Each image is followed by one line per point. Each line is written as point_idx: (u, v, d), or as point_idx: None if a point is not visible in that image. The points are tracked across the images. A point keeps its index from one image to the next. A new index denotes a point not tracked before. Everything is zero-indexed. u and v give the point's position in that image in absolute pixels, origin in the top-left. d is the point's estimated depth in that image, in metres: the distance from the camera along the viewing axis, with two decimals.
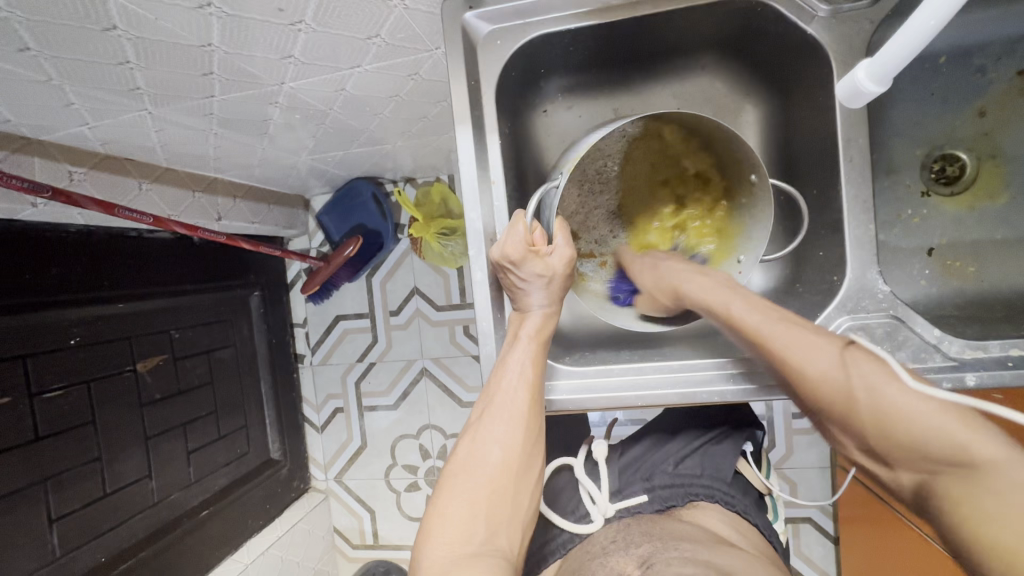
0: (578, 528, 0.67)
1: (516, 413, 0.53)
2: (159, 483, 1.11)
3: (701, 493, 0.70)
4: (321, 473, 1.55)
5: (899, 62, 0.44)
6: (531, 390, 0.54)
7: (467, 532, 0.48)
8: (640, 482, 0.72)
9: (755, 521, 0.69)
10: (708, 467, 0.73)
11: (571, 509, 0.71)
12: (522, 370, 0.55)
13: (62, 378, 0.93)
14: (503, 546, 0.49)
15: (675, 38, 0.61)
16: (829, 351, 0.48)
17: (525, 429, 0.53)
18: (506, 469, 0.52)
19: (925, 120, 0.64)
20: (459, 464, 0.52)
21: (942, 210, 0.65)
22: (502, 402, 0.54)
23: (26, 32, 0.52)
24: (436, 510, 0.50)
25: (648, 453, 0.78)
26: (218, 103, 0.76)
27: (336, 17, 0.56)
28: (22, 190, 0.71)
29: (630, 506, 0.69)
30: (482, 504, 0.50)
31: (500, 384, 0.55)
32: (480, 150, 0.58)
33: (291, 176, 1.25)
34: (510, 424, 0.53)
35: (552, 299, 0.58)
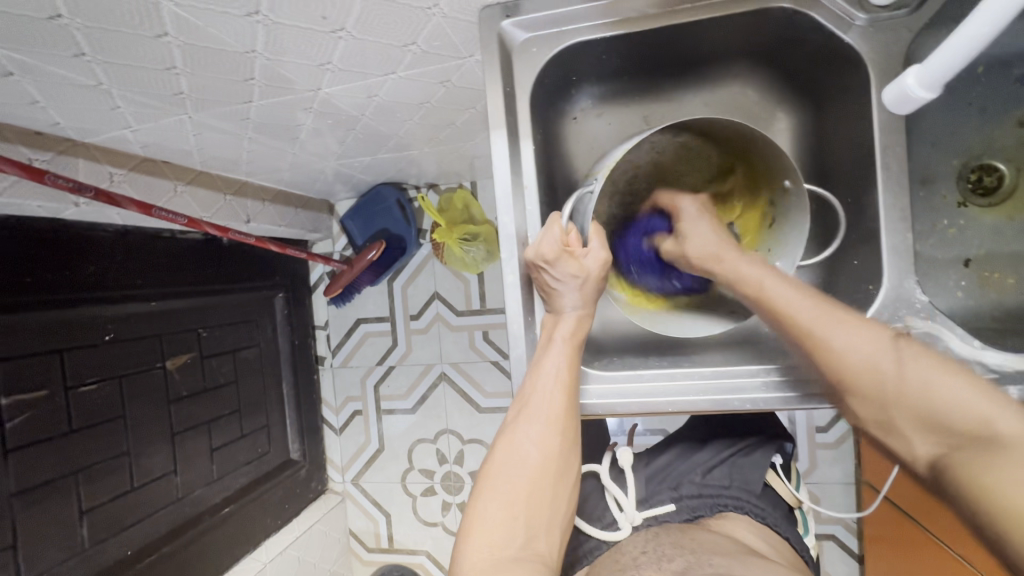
0: (603, 536, 0.67)
1: (553, 415, 0.54)
2: (184, 479, 1.13)
3: (729, 504, 0.70)
4: (338, 475, 1.56)
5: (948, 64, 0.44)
6: (567, 393, 0.55)
7: (508, 536, 0.49)
8: (668, 492, 0.72)
9: (785, 533, 0.69)
10: (737, 479, 0.72)
11: (597, 515, 0.71)
12: (557, 373, 0.55)
13: (95, 373, 0.95)
14: (541, 548, 0.50)
15: (708, 48, 0.61)
16: (876, 335, 0.50)
17: (561, 433, 0.54)
18: (543, 470, 0.52)
19: (961, 130, 0.63)
20: (496, 467, 0.53)
21: (979, 220, 0.64)
22: (538, 405, 0.54)
23: (83, 38, 0.54)
24: (475, 511, 0.51)
25: (674, 463, 0.77)
26: (254, 108, 0.78)
27: (375, 26, 0.57)
28: (68, 190, 0.73)
29: (657, 515, 0.70)
30: (521, 508, 0.51)
31: (535, 386, 0.55)
32: (513, 154, 0.59)
33: (318, 180, 1.27)
34: (546, 427, 0.53)
35: (586, 301, 0.58)
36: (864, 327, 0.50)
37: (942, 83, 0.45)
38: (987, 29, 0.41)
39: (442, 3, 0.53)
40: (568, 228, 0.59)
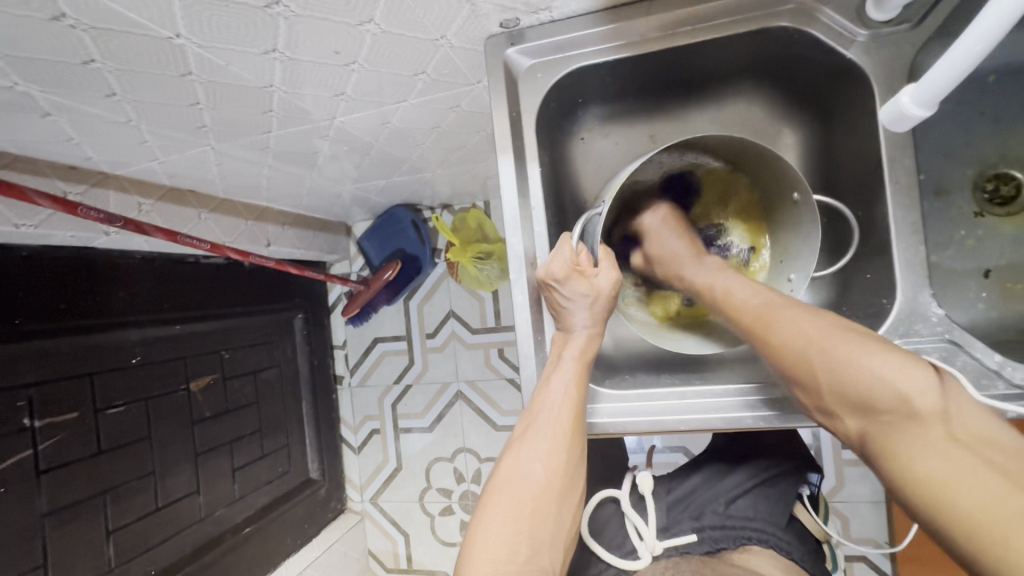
0: (623, 564, 0.67)
1: (560, 432, 0.54)
2: (206, 499, 1.15)
3: (753, 537, 0.68)
4: (357, 495, 1.57)
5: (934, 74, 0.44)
6: (574, 409, 0.55)
7: (512, 551, 0.49)
8: (689, 521, 0.71)
9: (810, 568, 0.67)
10: (761, 510, 0.71)
11: (617, 544, 0.71)
12: (566, 390, 0.55)
13: (123, 396, 0.99)
14: (545, 563, 0.50)
15: (711, 68, 0.62)
16: (926, 376, 0.44)
17: (568, 449, 0.54)
18: (549, 486, 0.53)
19: (973, 139, 0.63)
20: (503, 480, 0.54)
21: (998, 230, 0.62)
22: (545, 422, 0.54)
23: (114, 79, 0.58)
24: (480, 524, 0.52)
25: (697, 490, 0.76)
26: (274, 138, 0.81)
27: (386, 57, 0.59)
28: (99, 221, 0.77)
29: (678, 545, 0.69)
30: (526, 522, 0.51)
31: (543, 403, 0.55)
32: (520, 177, 0.60)
33: (336, 204, 1.30)
34: (552, 443, 0.54)
35: (595, 319, 0.59)
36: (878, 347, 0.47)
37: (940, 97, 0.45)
38: (982, 47, 0.40)
39: (448, 35, 0.56)
40: (579, 248, 0.59)
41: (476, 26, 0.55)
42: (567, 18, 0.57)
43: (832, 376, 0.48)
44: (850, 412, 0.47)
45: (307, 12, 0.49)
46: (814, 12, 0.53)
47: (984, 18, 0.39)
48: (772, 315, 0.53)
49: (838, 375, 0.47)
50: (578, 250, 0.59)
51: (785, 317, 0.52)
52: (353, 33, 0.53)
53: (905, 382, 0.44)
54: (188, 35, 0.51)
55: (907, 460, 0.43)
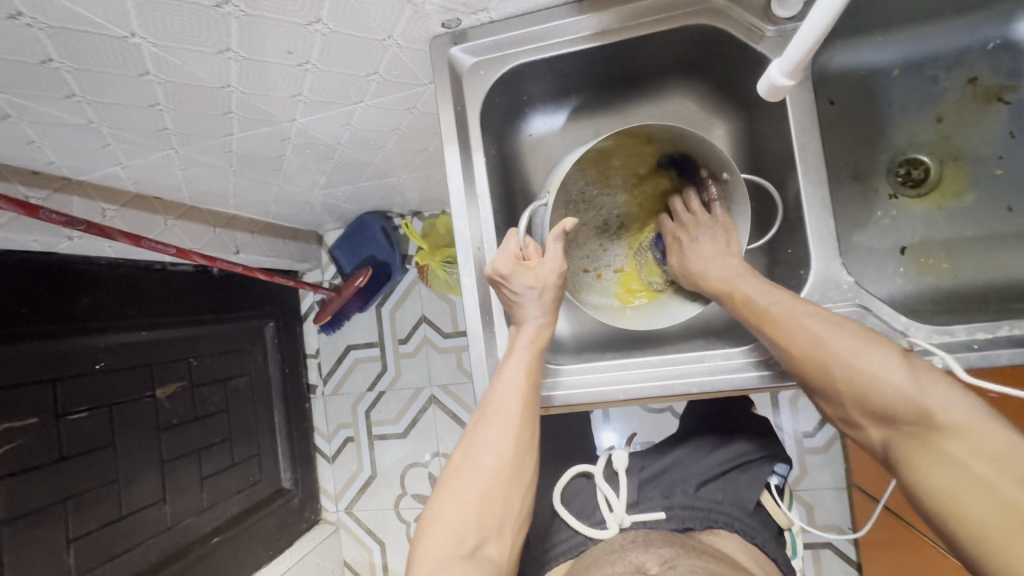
0: (590, 532, 0.67)
1: (509, 419, 0.56)
2: (173, 508, 1.14)
3: (720, 520, 0.68)
4: (332, 504, 1.55)
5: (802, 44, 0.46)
6: (524, 398, 0.57)
7: (459, 537, 0.52)
8: (659, 499, 0.71)
9: (772, 554, 0.68)
10: (730, 494, 0.71)
11: (586, 514, 0.72)
12: (515, 378, 0.58)
13: (86, 401, 0.98)
14: (493, 551, 0.52)
15: (644, 64, 0.67)
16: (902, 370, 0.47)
17: (517, 435, 0.56)
18: (498, 474, 0.54)
19: (882, 128, 0.68)
20: (454, 470, 0.56)
21: (910, 210, 0.68)
22: (495, 412, 0.57)
23: (73, 80, 0.60)
24: (431, 514, 0.54)
25: (668, 472, 0.76)
26: (236, 141, 0.84)
27: (338, 58, 0.63)
28: (61, 224, 0.78)
29: (646, 520, 0.68)
30: (472, 511, 0.53)
31: (494, 394, 0.58)
32: (467, 167, 0.64)
33: (306, 212, 1.33)
34: (502, 430, 0.56)
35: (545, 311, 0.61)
36: (881, 351, 0.48)
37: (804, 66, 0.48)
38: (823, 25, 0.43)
39: (394, 35, 0.60)
40: (526, 242, 0.62)
41: (421, 27, 0.59)
42: (505, 19, 0.62)
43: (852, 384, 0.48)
44: (875, 421, 0.48)
45: (256, 12, 0.52)
46: (727, 11, 0.58)
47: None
48: (777, 315, 0.54)
49: (851, 382, 0.48)
50: (524, 245, 0.62)
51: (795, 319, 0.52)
52: (301, 33, 0.57)
53: (902, 375, 0.46)
54: (142, 34, 0.54)
55: (926, 469, 0.45)
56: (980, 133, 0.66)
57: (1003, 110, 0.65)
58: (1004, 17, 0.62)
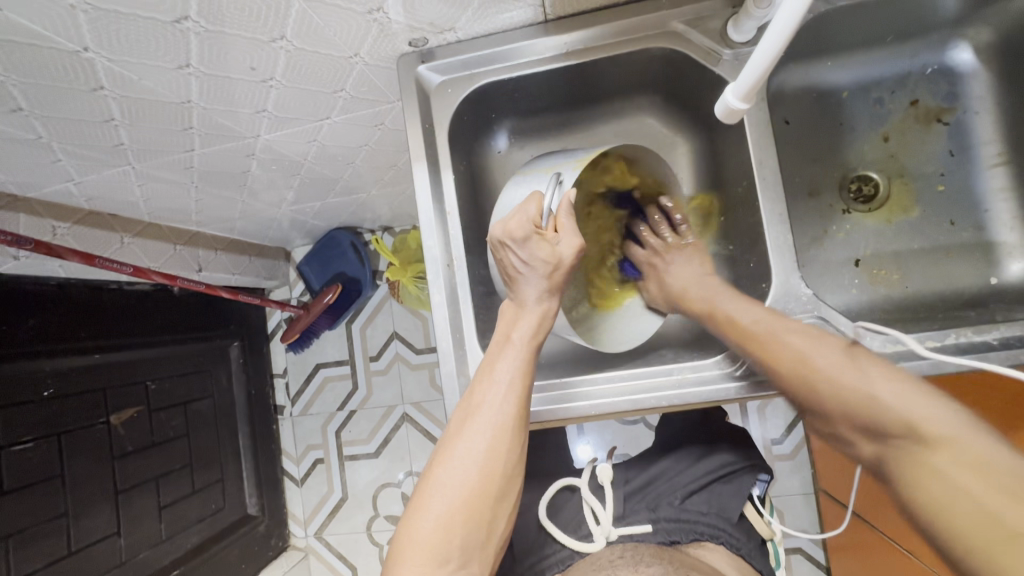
0: (579, 547, 0.67)
1: (499, 431, 0.53)
2: (128, 540, 1.08)
3: (706, 533, 0.69)
4: (301, 530, 1.49)
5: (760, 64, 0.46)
6: (516, 407, 0.55)
7: (440, 559, 0.49)
8: (645, 512, 0.71)
9: (756, 565, 0.69)
10: (715, 506, 0.71)
11: (573, 527, 0.71)
12: (508, 386, 0.55)
13: (31, 431, 0.92)
14: (474, 568, 0.51)
15: (608, 84, 0.68)
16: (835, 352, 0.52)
17: (506, 448, 0.53)
18: (483, 486, 0.52)
19: (834, 148, 0.72)
20: (435, 483, 0.52)
21: (864, 224, 0.71)
22: (485, 415, 0.54)
23: (19, 94, 0.58)
24: (411, 528, 0.51)
25: (656, 482, 0.76)
26: (198, 157, 0.82)
27: (303, 75, 0.62)
28: (6, 243, 0.75)
29: (634, 533, 0.68)
30: (457, 528, 0.50)
31: (484, 394, 0.55)
32: (435, 184, 0.64)
33: (272, 228, 1.30)
34: (490, 442, 0.53)
35: (540, 314, 0.59)
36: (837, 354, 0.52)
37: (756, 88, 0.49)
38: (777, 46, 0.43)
39: (361, 52, 0.60)
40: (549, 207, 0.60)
41: (388, 44, 0.60)
42: (471, 39, 0.62)
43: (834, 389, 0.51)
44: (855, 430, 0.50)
45: (216, 27, 0.52)
46: (685, 35, 0.60)
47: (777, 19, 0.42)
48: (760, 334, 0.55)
49: (834, 396, 0.51)
50: (547, 215, 0.60)
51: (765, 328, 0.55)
52: (265, 49, 0.56)
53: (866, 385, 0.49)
54: (95, 49, 0.52)
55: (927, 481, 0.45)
56: (923, 151, 0.70)
57: (942, 130, 0.69)
58: (940, 44, 0.66)
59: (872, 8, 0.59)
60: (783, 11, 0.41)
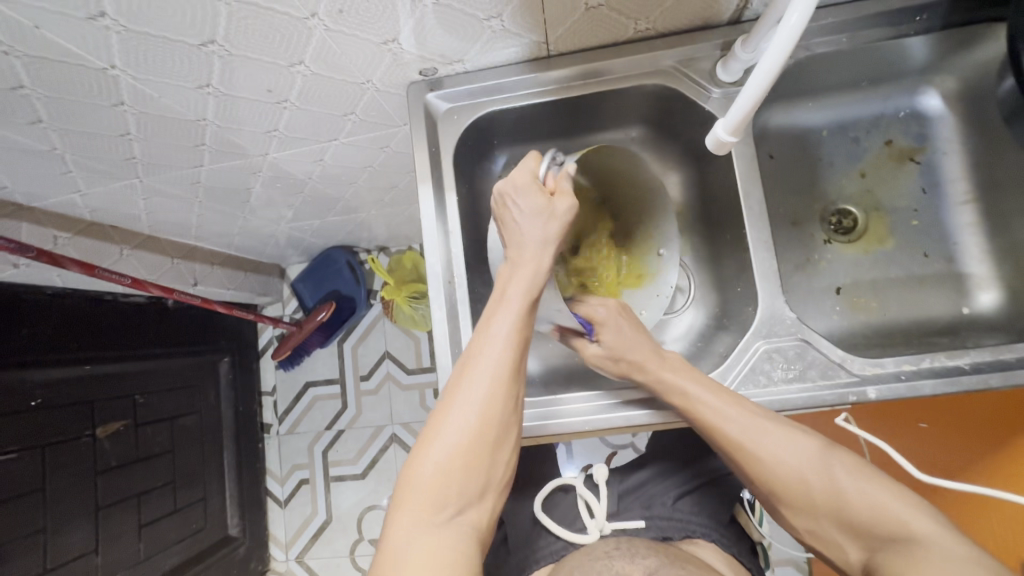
0: (573, 538, 0.68)
1: (497, 385, 0.52)
2: (105, 560, 1.05)
3: (698, 530, 0.69)
4: (282, 554, 1.46)
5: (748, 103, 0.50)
6: (515, 362, 0.53)
7: (438, 505, 0.49)
8: (639, 510, 0.72)
9: (747, 563, 0.69)
10: (706, 507, 0.72)
11: (568, 522, 0.72)
12: (507, 339, 0.54)
13: (17, 441, 0.91)
14: (473, 516, 0.51)
15: (605, 116, 0.73)
16: (808, 450, 0.55)
17: (504, 399, 0.53)
18: (482, 440, 0.51)
19: (815, 182, 0.76)
20: (434, 432, 0.52)
21: (844, 254, 0.75)
22: (484, 368, 0.53)
23: (41, 106, 0.60)
24: (410, 477, 0.51)
25: (648, 483, 0.77)
26: (206, 173, 0.84)
27: (316, 98, 0.65)
28: (9, 251, 0.76)
29: (627, 528, 0.69)
30: (455, 477, 0.50)
31: (482, 349, 0.54)
32: (439, 203, 0.67)
33: (269, 245, 1.31)
34: (488, 392, 0.52)
35: (543, 269, 0.56)
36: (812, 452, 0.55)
37: (745, 122, 0.52)
38: (763, 85, 0.47)
39: (373, 79, 0.63)
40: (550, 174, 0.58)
41: (399, 73, 0.63)
42: (478, 70, 0.66)
43: (822, 497, 0.53)
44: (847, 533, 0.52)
45: (241, 52, 0.55)
46: (678, 74, 0.65)
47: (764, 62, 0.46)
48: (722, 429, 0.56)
49: (825, 505, 0.53)
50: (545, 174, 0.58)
51: (726, 427, 0.56)
52: (283, 73, 0.59)
53: (857, 488, 0.52)
54: (122, 67, 0.55)
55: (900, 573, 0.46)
56: (897, 187, 0.75)
57: (915, 169, 0.74)
58: (911, 90, 0.72)
59: (848, 56, 0.64)
60: (774, 44, 0.44)
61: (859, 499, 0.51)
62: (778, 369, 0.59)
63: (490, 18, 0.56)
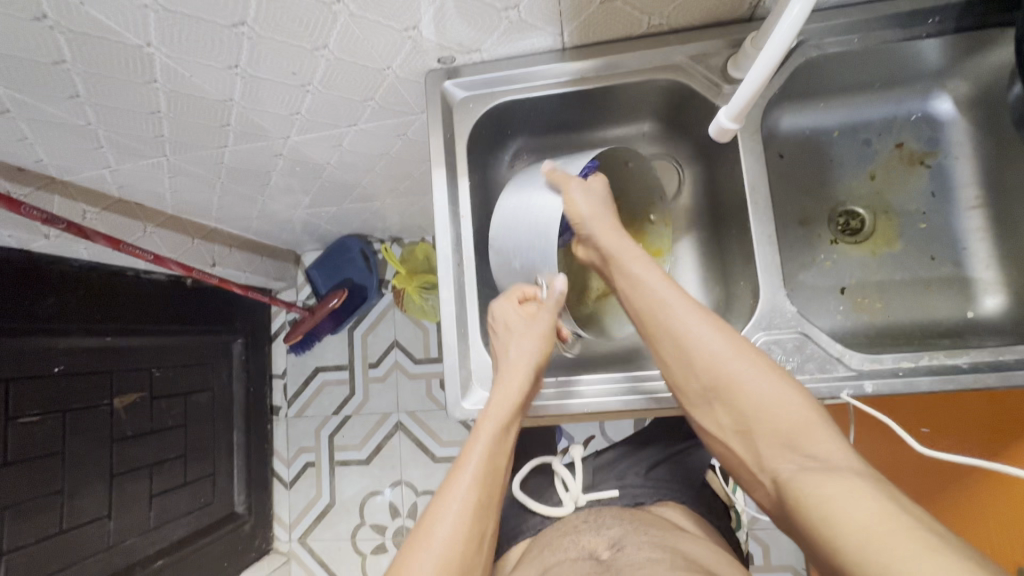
0: (548, 511, 0.69)
1: (496, 454, 0.58)
2: (117, 525, 1.09)
3: (669, 494, 0.70)
4: (285, 534, 1.49)
5: (750, 89, 0.52)
6: (497, 459, 0.58)
7: None
8: (613, 480, 0.72)
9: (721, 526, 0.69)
10: (679, 473, 0.72)
11: (545, 496, 0.72)
12: (483, 463, 0.57)
13: (40, 405, 0.95)
14: None
15: (618, 109, 0.74)
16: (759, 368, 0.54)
17: (499, 468, 0.58)
18: (480, 511, 0.54)
19: (823, 182, 0.77)
20: (438, 508, 0.54)
21: (849, 254, 0.76)
22: (488, 437, 0.58)
23: (80, 82, 0.63)
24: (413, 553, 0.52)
25: (621, 455, 0.76)
26: (228, 153, 0.87)
27: (338, 82, 0.68)
28: (41, 221, 0.79)
29: (601, 498, 0.69)
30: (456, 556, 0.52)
31: (485, 420, 0.59)
32: (451, 188, 0.69)
33: (286, 230, 1.34)
34: (488, 459, 0.57)
35: (519, 387, 0.61)
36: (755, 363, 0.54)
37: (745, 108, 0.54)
38: (765, 71, 0.49)
39: (393, 65, 0.65)
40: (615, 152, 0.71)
41: (418, 60, 0.65)
42: (494, 60, 0.68)
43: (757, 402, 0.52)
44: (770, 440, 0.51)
45: (269, 34, 0.58)
46: (689, 69, 0.66)
47: (766, 50, 0.48)
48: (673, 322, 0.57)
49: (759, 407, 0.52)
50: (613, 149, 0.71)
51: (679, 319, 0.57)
52: (308, 57, 0.62)
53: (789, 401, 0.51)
54: (157, 45, 0.58)
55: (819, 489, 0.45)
56: (906, 190, 0.75)
57: (925, 172, 0.75)
58: (923, 94, 0.72)
59: (859, 57, 0.65)
60: (778, 30, 0.46)
61: (784, 404, 0.51)
62: (776, 361, 0.60)
63: (507, 8, 0.58)
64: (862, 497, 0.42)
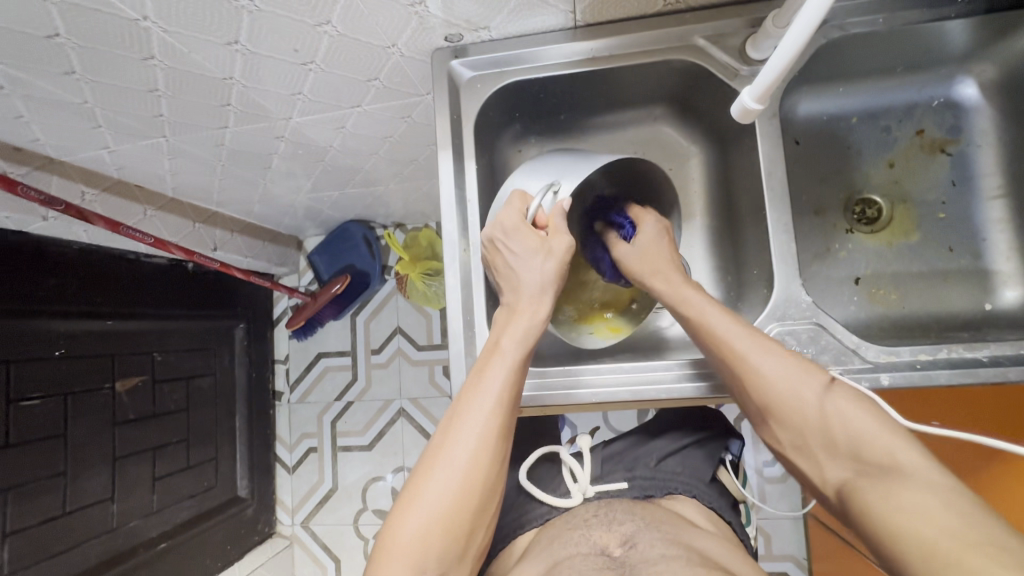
0: (555, 502, 0.67)
1: (491, 423, 0.54)
2: (120, 508, 1.09)
3: (679, 488, 0.68)
4: (288, 518, 1.49)
5: (776, 69, 0.49)
6: (498, 425, 0.54)
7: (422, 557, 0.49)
8: (622, 472, 0.71)
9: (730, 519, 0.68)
10: (689, 467, 0.71)
11: (552, 487, 0.71)
12: (480, 428, 0.53)
13: (41, 388, 0.94)
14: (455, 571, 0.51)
15: (630, 92, 0.72)
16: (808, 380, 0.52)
17: (495, 437, 0.54)
18: (473, 481, 0.52)
19: (840, 170, 0.75)
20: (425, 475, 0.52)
21: (865, 244, 0.74)
22: (480, 401, 0.54)
23: (75, 57, 0.61)
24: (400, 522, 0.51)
25: (630, 448, 0.75)
26: (229, 134, 0.85)
27: (342, 61, 0.66)
28: (38, 202, 0.78)
29: (609, 490, 0.68)
30: (443, 527, 0.50)
31: (478, 381, 0.55)
32: (458, 172, 0.67)
33: (288, 215, 1.32)
34: (485, 425, 0.53)
35: (515, 344, 0.57)
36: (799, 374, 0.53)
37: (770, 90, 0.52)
38: (792, 50, 0.46)
39: (398, 43, 0.63)
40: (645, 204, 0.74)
41: (424, 38, 0.63)
42: (503, 39, 0.66)
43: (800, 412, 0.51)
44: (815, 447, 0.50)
45: (270, 8, 0.55)
46: (706, 49, 0.63)
47: (792, 28, 0.45)
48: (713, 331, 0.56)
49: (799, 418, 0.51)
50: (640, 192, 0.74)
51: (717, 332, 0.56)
52: (311, 33, 0.60)
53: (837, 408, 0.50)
54: (154, 18, 0.56)
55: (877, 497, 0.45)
56: (926, 179, 0.73)
57: (945, 160, 0.72)
58: (947, 79, 0.70)
59: (882, 39, 0.63)
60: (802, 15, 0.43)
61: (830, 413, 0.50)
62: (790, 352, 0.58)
63: None
64: (922, 500, 0.43)
